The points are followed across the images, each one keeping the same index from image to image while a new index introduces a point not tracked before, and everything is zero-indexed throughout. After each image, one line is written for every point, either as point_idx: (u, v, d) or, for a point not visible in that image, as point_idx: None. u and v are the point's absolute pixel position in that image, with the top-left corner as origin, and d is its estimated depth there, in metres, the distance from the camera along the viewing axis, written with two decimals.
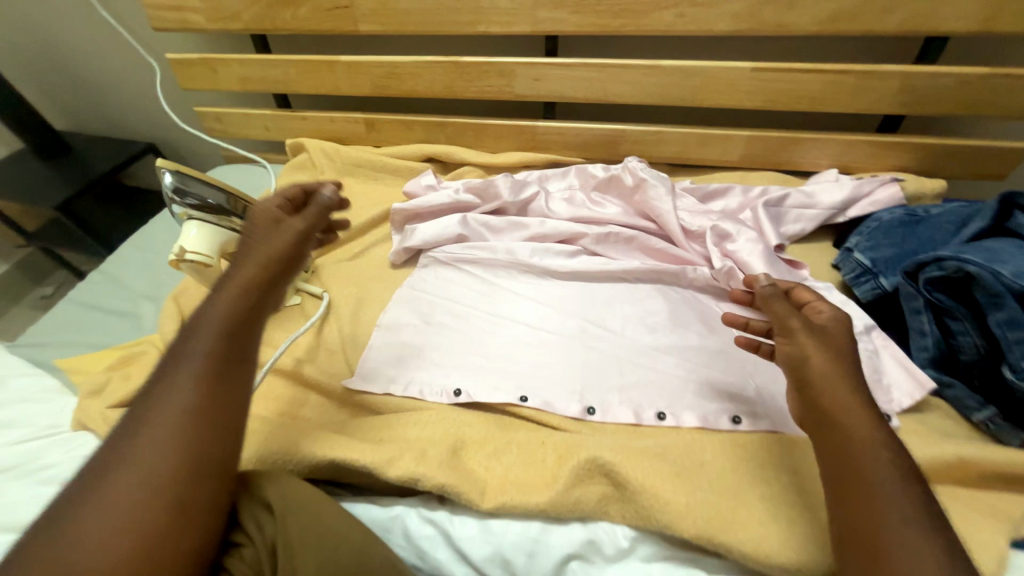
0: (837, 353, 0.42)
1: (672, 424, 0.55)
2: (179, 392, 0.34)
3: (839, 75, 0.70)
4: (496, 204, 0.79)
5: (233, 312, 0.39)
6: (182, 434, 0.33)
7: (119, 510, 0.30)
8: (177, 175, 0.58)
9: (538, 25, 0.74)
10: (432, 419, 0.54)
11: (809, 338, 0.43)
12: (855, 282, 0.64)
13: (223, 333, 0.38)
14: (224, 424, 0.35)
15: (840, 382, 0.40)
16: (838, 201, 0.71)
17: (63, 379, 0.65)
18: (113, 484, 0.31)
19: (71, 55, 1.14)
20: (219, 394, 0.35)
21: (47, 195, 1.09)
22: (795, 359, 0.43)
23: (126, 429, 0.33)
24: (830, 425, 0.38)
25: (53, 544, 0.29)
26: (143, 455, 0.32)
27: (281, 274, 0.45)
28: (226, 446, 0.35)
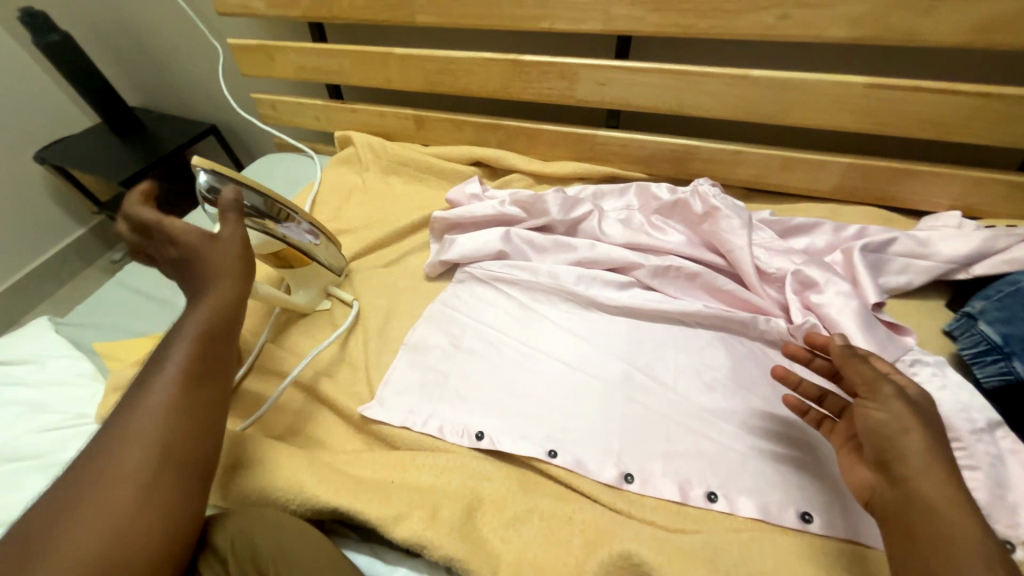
0: (932, 427, 0.36)
1: (724, 508, 0.46)
2: (155, 400, 0.39)
3: (982, 99, 0.56)
4: (543, 221, 0.71)
5: (205, 323, 0.43)
6: (155, 438, 0.38)
7: (102, 505, 0.35)
8: (214, 176, 0.55)
9: (610, 23, 0.66)
10: (447, 460, 0.50)
11: (905, 409, 0.36)
12: (975, 360, 0.53)
13: (195, 344, 0.42)
14: (196, 426, 0.40)
15: (939, 464, 0.34)
16: (958, 255, 0.59)
17: (99, 364, 0.65)
18: (98, 483, 0.36)
19: (146, 35, 1.18)
20: (193, 393, 0.41)
21: (115, 170, 1.14)
22: (885, 428, 0.36)
23: (111, 434, 0.38)
24: (919, 515, 0.33)
25: (62, 514, 0.35)
26: (120, 458, 0.37)
27: (242, 277, 0.45)
28: (197, 445, 0.40)
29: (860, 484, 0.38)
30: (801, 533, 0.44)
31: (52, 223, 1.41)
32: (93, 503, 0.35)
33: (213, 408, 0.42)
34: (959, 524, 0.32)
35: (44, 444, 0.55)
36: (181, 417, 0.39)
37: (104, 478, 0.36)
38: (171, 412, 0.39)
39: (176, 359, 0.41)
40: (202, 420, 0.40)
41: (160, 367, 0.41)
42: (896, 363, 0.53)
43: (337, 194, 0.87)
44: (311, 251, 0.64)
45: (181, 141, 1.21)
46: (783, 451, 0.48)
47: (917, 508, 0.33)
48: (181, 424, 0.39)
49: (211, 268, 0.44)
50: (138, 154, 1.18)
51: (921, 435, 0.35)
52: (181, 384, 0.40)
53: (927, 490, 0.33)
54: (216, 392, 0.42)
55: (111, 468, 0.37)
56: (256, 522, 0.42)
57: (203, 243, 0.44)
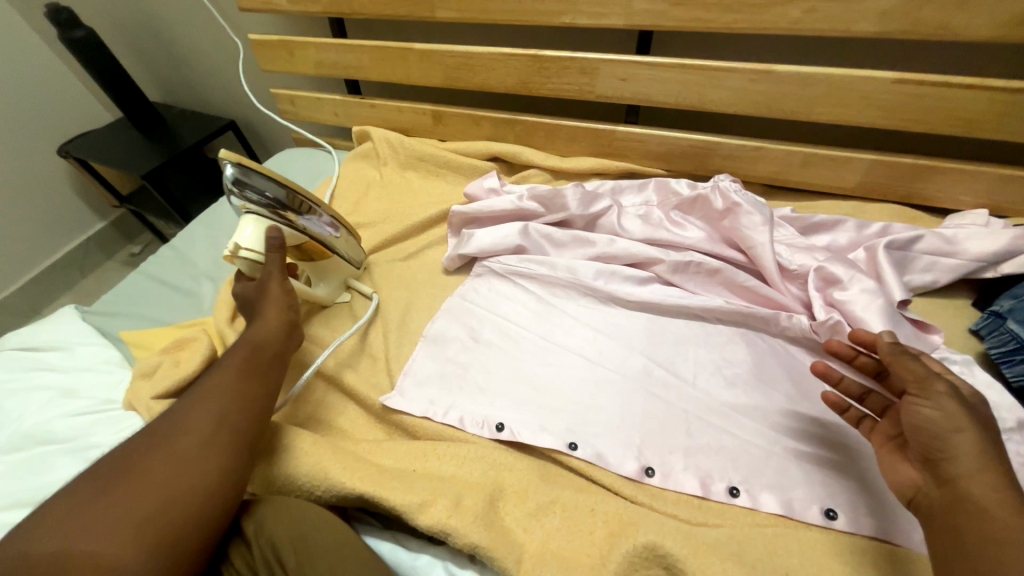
0: (986, 427, 0.35)
1: (746, 504, 0.46)
2: (217, 383, 0.45)
3: (1016, 95, 0.55)
4: (562, 216, 0.71)
5: (263, 330, 0.51)
6: (214, 415, 0.43)
7: (161, 469, 0.38)
8: (239, 168, 0.56)
9: (633, 18, 0.65)
10: (472, 452, 0.50)
11: (959, 408, 0.35)
12: (1004, 359, 0.52)
13: (250, 346, 0.49)
14: (249, 408, 0.45)
15: (994, 467, 0.34)
16: (989, 253, 0.58)
17: (126, 352, 0.66)
18: (160, 445, 0.40)
19: (168, 31, 1.20)
20: (247, 381, 0.46)
21: (137, 164, 1.16)
22: (936, 427, 0.36)
23: (171, 413, 0.43)
24: (969, 519, 0.33)
25: (121, 477, 0.38)
26: (179, 431, 0.41)
27: (292, 303, 0.55)
28: (250, 424, 0.44)
29: (904, 482, 0.38)
30: (825, 530, 0.44)
31: (74, 216, 1.44)
32: (152, 463, 0.39)
33: (265, 396, 0.47)
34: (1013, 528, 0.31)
35: (73, 428, 0.57)
36: (239, 398, 0.45)
37: (165, 443, 0.40)
38: (230, 393, 0.45)
39: (238, 354, 0.48)
40: (254, 403, 0.45)
41: (221, 362, 0.47)
42: None
43: (356, 188, 0.88)
44: (331, 245, 0.64)
45: (201, 136, 1.22)
46: (805, 448, 0.48)
47: (971, 511, 0.33)
48: (237, 405, 0.44)
49: (267, 294, 0.54)
50: (159, 149, 1.20)
51: (976, 434, 0.34)
52: (240, 372, 0.47)
53: (978, 492, 0.33)
54: (268, 385, 0.48)
55: (174, 434, 0.41)
56: (281, 511, 0.43)
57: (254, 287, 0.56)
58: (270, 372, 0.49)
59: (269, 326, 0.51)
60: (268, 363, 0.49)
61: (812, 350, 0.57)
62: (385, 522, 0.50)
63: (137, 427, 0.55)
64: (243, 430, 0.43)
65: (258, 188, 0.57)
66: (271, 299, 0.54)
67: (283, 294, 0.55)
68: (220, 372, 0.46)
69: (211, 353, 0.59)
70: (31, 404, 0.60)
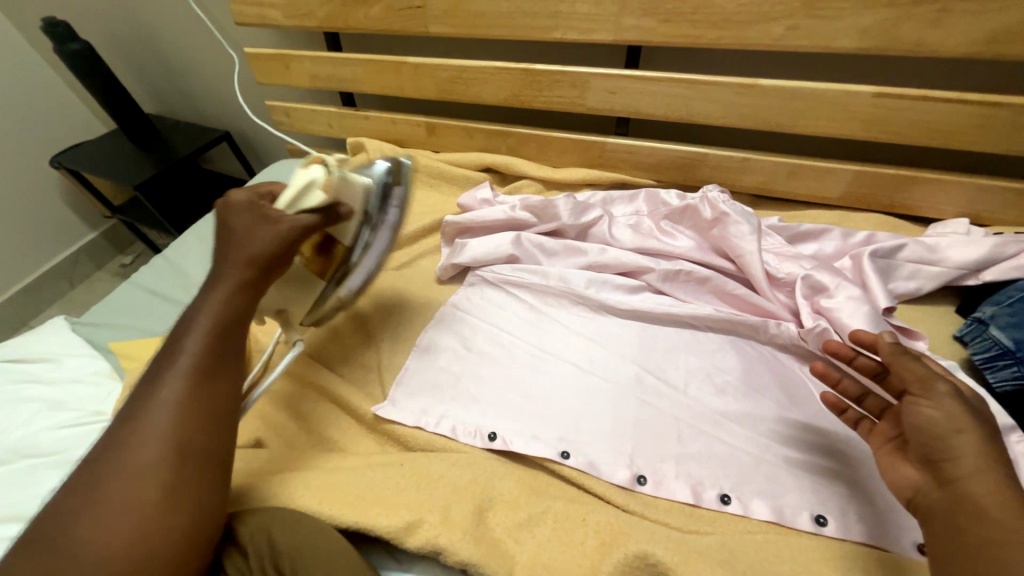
0: (988, 429, 0.36)
1: (737, 511, 0.46)
2: (166, 398, 0.39)
3: (990, 109, 0.57)
4: (554, 225, 0.72)
5: (218, 320, 0.44)
6: (169, 433, 0.38)
7: (120, 497, 0.35)
8: (400, 171, 0.59)
9: (621, 33, 0.67)
10: (461, 459, 0.50)
11: (960, 409, 0.36)
12: (988, 365, 0.53)
13: (209, 337, 0.43)
14: (210, 421, 0.40)
15: (996, 469, 0.34)
16: (970, 261, 0.59)
17: (115, 363, 0.66)
18: (106, 480, 0.36)
19: (164, 44, 1.21)
20: (203, 389, 0.41)
21: (130, 175, 1.16)
22: (940, 428, 0.36)
23: (126, 426, 0.38)
24: (976, 522, 0.32)
25: (84, 506, 0.35)
26: (136, 451, 0.37)
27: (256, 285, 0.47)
28: (203, 447, 0.39)
29: (904, 483, 0.38)
30: (816, 536, 0.44)
31: (65, 227, 1.43)
32: (111, 490, 0.35)
33: (218, 410, 0.41)
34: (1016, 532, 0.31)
35: (60, 441, 0.56)
36: (186, 419, 0.39)
37: (110, 477, 0.36)
38: (186, 408, 0.39)
39: (183, 361, 0.41)
40: (216, 414, 0.40)
41: (173, 360, 0.41)
42: None
43: None
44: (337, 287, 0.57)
45: (195, 147, 1.23)
46: (795, 454, 0.49)
47: (976, 511, 0.33)
48: (185, 427, 0.38)
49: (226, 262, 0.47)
50: (153, 159, 1.20)
51: (980, 435, 0.35)
52: (187, 385, 0.40)
53: (976, 491, 0.33)
54: (223, 394, 0.42)
55: (119, 465, 0.36)
56: (280, 522, 0.43)
57: (251, 232, 0.47)
58: (224, 380, 0.42)
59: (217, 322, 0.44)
60: (219, 369, 0.42)
61: (801, 357, 0.58)
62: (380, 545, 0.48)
63: None
64: (197, 454, 0.39)
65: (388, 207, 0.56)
66: (217, 285, 0.46)
67: (239, 276, 0.46)
68: (164, 385, 0.40)
69: None
70: (18, 417, 0.59)
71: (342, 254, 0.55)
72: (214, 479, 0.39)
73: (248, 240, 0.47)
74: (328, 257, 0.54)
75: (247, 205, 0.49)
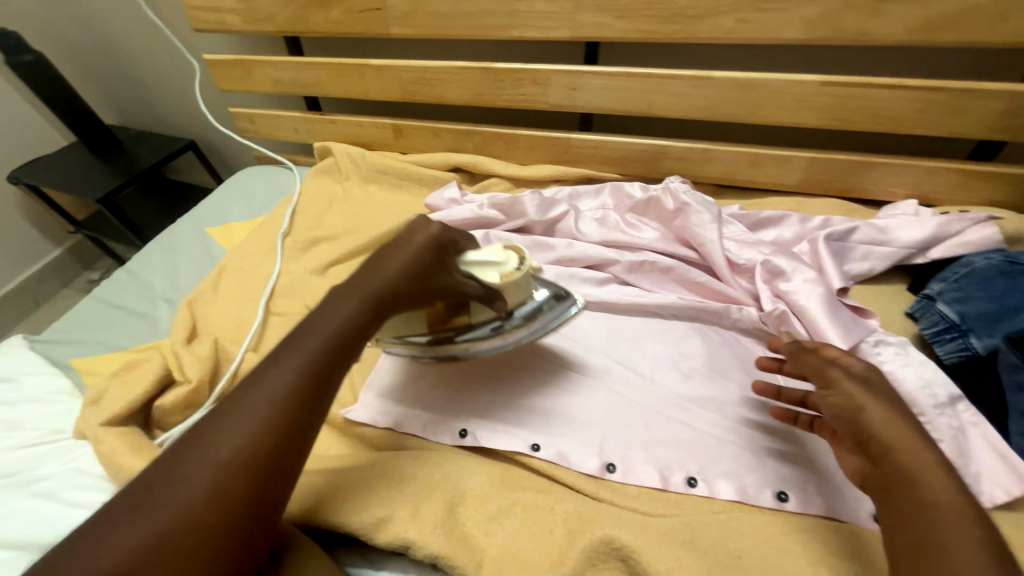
0: (894, 402, 0.38)
1: (704, 493, 0.47)
2: (262, 400, 0.35)
3: (930, 93, 0.60)
4: (521, 222, 0.73)
5: (337, 330, 0.40)
6: (245, 444, 0.33)
7: (176, 502, 0.30)
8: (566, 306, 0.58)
9: (579, 30, 0.68)
10: (406, 455, 0.51)
11: (854, 387, 0.40)
12: (936, 338, 0.55)
13: (323, 343, 0.39)
14: (291, 448, 0.34)
15: (905, 429, 0.36)
16: (917, 240, 0.62)
17: (77, 381, 0.64)
18: (171, 472, 0.32)
19: (122, 53, 1.18)
20: (299, 408, 0.35)
21: (91, 187, 1.12)
22: (846, 411, 0.39)
23: (220, 418, 0.34)
24: (904, 483, 0.34)
25: (150, 493, 0.31)
26: (213, 452, 0.32)
27: (376, 312, 0.43)
28: (257, 484, 0.32)
29: (852, 472, 0.39)
30: (777, 511, 0.45)
31: (26, 245, 1.38)
32: (175, 488, 0.31)
33: (293, 454, 0.34)
34: (935, 487, 0.32)
35: (18, 462, 0.54)
36: (253, 451, 0.33)
37: (166, 488, 0.31)
38: (270, 422, 0.34)
39: (277, 381, 0.36)
40: (298, 443, 0.35)
41: (283, 359, 0.38)
42: (861, 345, 0.53)
43: (318, 203, 0.88)
44: (430, 345, 0.53)
45: (159, 157, 1.20)
46: (758, 434, 0.50)
47: (904, 474, 0.34)
48: (252, 460, 0.32)
49: (375, 272, 0.46)
50: (115, 170, 1.17)
51: (885, 398, 0.38)
52: (271, 411, 0.34)
53: (895, 453, 0.35)
54: (303, 437, 0.35)
55: (177, 480, 0.31)
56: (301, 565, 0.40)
57: (417, 256, 0.48)
58: (311, 419, 0.36)
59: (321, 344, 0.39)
60: (308, 401, 0.36)
61: (763, 340, 0.60)
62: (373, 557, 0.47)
63: (87, 456, 0.53)
64: (254, 499, 0.32)
65: (542, 318, 0.54)
66: (342, 302, 0.43)
67: (368, 295, 0.44)
68: (254, 396, 0.35)
69: (159, 375, 0.59)
70: None
71: (460, 323, 0.52)
72: (259, 536, 0.32)
73: (406, 258, 0.47)
74: (449, 317, 0.52)
75: (430, 243, 0.50)
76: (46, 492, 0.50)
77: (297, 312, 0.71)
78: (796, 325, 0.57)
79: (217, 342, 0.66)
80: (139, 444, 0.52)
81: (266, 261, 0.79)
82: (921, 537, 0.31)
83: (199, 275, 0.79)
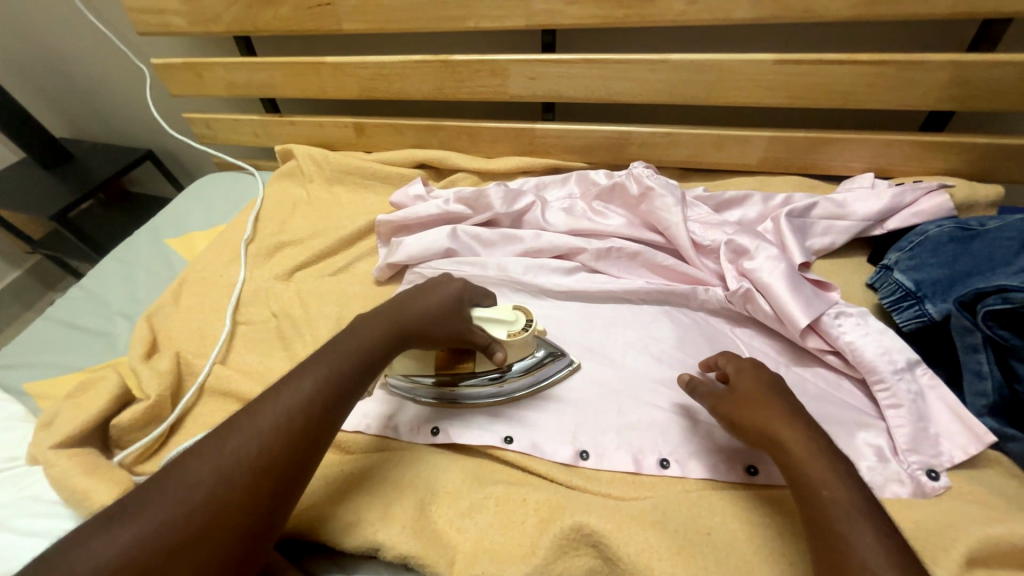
0: (783, 396, 0.42)
1: (676, 473, 0.47)
2: (281, 408, 0.39)
3: (878, 67, 0.61)
4: (487, 215, 0.72)
5: (358, 350, 0.45)
6: (262, 448, 0.37)
7: (195, 492, 0.34)
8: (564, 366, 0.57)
9: (533, 18, 0.67)
10: (356, 454, 0.51)
11: (745, 390, 0.43)
12: (894, 307, 0.56)
13: (340, 361, 0.43)
14: (302, 455, 0.38)
15: (788, 422, 0.40)
16: (874, 212, 0.63)
17: (30, 405, 0.61)
18: (196, 463, 0.36)
19: (66, 62, 1.13)
20: (314, 420, 0.39)
21: (43, 204, 1.08)
22: (743, 414, 0.42)
23: (245, 418, 0.38)
24: (809, 500, 0.35)
25: (176, 481, 0.35)
26: (234, 451, 0.36)
27: (391, 339, 0.47)
28: (272, 485, 0.36)
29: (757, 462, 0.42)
30: (748, 486, 0.45)
31: None
32: (199, 478, 0.35)
33: (303, 466, 0.38)
34: (835, 499, 0.34)
35: None
36: (266, 458, 0.36)
37: (187, 479, 0.35)
38: (286, 430, 0.38)
39: (294, 395, 0.40)
40: (309, 451, 0.38)
41: (305, 372, 0.41)
42: (823, 317, 0.52)
43: (281, 208, 0.85)
44: (437, 385, 0.53)
45: (114, 169, 1.16)
46: None
47: (803, 487, 0.36)
48: (266, 467, 0.36)
49: (403, 303, 0.50)
50: (67, 184, 1.13)
51: (771, 410, 0.41)
52: (286, 423, 0.38)
53: (788, 443, 0.38)
54: (312, 452, 0.39)
55: (198, 472, 0.35)
56: None
57: (451, 301, 0.51)
58: (323, 435, 0.40)
59: (338, 364, 0.43)
60: (319, 420, 0.39)
61: (730, 318, 0.60)
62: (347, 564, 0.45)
63: (41, 482, 0.51)
64: (263, 503, 0.35)
65: (543, 369, 0.55)
66: (364, 326, 0.47)
67: (387, 325, 0.47)
68: (276, 402, 0.39)
69: (117, 393, 0.57)
70: None
71: (466, 370, 0.53)
72: (263, 538, 0.35)
73: (430, 293, 0.51)
74: (456, 363, 0.53)
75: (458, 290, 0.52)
76: None
77: (262, 319, 0.69)
78: (762, 303, 0.56)
79: (179, 355, 0.64)
80: (97, 466, 0.50)
81: (229, 269, 0.77)
82: (826, 523, 0.34)
83: (159, 288, 0.77)
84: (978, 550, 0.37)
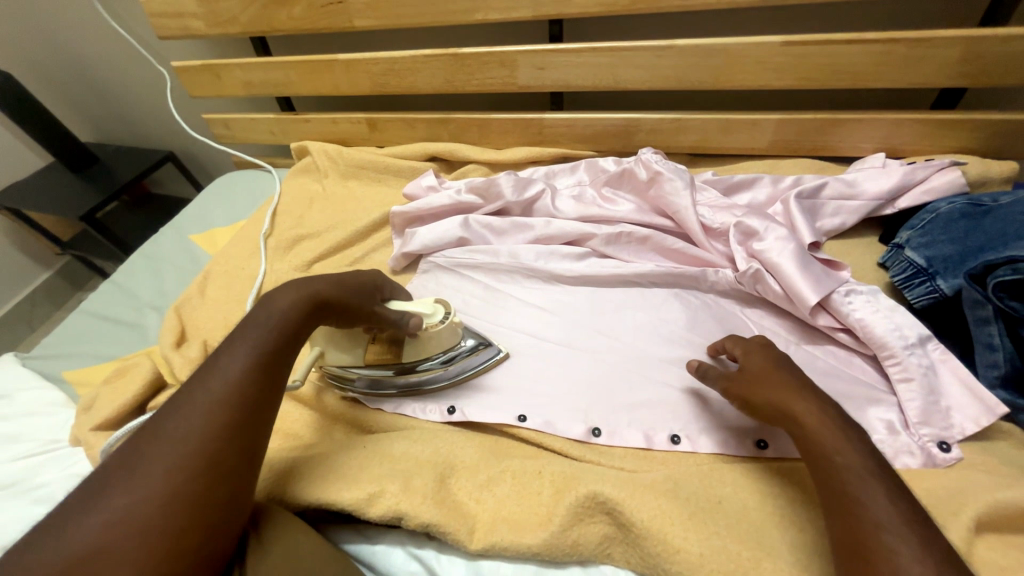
0: (791, 371, 0.43)
1: (687, 448, 0.49)
2: (227, 376, 0.37)
3: (887, 46, 0.61)
4: (498, 204, 0.73)
5: (288, 317, 0.43)
6: (218, 416, 0.35)
7: (153, 473, 0.31)
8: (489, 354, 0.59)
9: (540, 9, 0.68)
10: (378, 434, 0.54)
11: (761, 365, 0.44)
12: (906, 284, 0.56)
13: (277, 328, 0.41)
14: (259, 416, 0.37)
15: (801, 396, 0.40)
16: (885, 191, 0.63)
17: (71, 392, 0.65)
18: (148, 448, 0.33)
19: (90, 69, 1.18)
20: (262, 381, 0.38)
21: (72, 205, 1.12)
22: (757, 388, 0.43)
23: (187, 395, 0.36)
24: (823, 468, 0.36)
25: (127, 471, 0.32)
26: (186, 425, 0.34)
27: (312, 307, 0.45)
28: (236, 449, 0.34)
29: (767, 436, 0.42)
30: (757, 459, 0.46)
31: (14, 270, 1.38)
32: (154, 459, 0.32)
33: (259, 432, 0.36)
34: (849, 465, 0.35)
35: (15, 473, 0.54)
36: (212, 441, 0.34)
37: (130, 479, 0.31)
38: (237, 395, 0.36)
39: (235, 365, 0.38)
40: (264, 412, 0.37)
41: (239, 343, 0.40)
42: (833, 296, 0.53)
43: (298, 202, 0.88)
44: (391, 377, 0.56)
45: (138, 170, 1.20)
46: None
47: (817, 457, 0.36)
48: (225, 432, 0.34)
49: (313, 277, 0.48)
50: (94, 187, 1.17)
51: (780, 386, 0.41)
52: (237, 388, 0.36)
53: (801, 414, 0.39)
54: (265, 413, 0.38)
55: (134, 476, 0.31)
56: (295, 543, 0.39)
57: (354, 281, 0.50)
58: (272, 396, 0.39)
59: (272, 329, 0.41)
60: (267, 380, 0.38)
61: (741, 300, 0.61)
62: (370, 535, 0.47)
63: (84, 461, 0.54)
64: (228, 470, 0.34)
65: (475, 358, 0.57)
66: (285, 293, 0.45)
67: (300, 294, 0.45)
68: (217, 375, 0.37)
69: (151, 378, 0.60)
70: None
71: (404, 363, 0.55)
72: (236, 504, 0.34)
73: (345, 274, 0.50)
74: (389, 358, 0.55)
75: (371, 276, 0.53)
76: (49, 498, 0.51)
77: None
78: (771, 283, 0.56)
79: (206, 343, 0.67)
80: None
81: (251, 262, 0.80)
82: (841, 490, 0.34)
83: (184, 282, 0.80)
84: (988, 515, 0.38)
